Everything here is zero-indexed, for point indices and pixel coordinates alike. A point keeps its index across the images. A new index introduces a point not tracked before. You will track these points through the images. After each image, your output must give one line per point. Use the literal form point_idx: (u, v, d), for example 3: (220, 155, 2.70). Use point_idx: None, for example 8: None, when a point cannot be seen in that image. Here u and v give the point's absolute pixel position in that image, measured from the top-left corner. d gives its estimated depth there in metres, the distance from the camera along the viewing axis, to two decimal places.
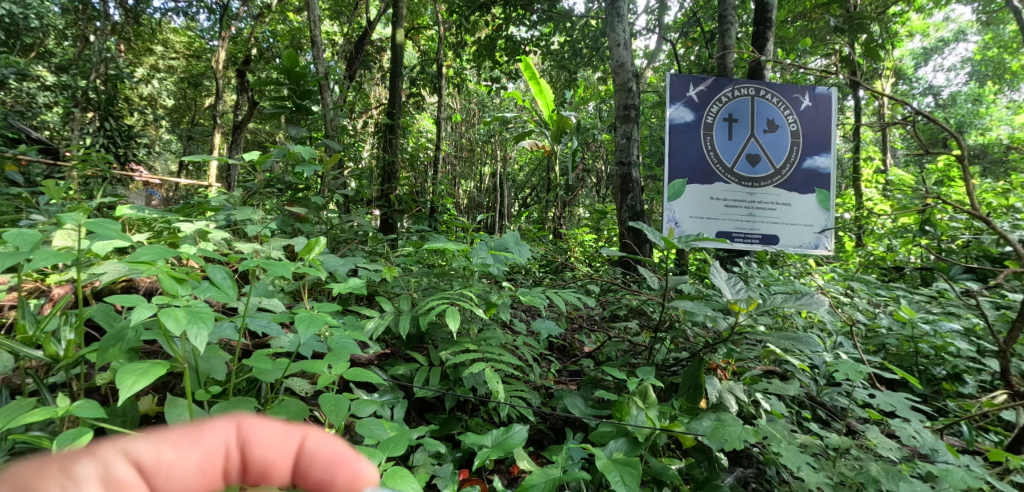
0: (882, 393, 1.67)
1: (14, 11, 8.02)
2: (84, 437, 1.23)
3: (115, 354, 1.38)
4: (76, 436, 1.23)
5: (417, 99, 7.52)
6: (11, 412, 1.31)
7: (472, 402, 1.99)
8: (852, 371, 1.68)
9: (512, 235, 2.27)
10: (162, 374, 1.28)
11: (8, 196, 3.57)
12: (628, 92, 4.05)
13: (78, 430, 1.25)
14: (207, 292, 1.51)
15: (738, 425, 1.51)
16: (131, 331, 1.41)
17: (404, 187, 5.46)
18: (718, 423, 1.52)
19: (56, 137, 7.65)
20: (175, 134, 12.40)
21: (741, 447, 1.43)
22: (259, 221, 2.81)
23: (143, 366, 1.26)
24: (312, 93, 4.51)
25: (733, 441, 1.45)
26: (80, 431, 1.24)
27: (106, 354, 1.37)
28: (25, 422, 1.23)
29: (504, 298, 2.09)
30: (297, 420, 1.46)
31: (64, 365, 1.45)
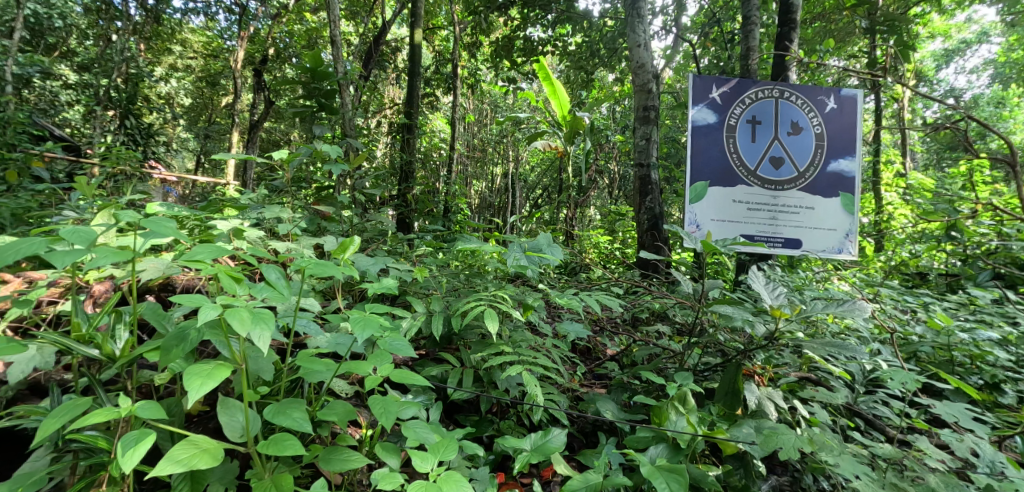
0: (941, 403, 1.71)
1: (38, 11, 8.16)
2: (148, 438, 1.28)
3: (178, 354, 1.40)
4: (140, 439, 1.27)
5: (431, 99, 7.51)
6: (72, 410, 1.34)
7: (503, 405, 2.02)
8: (910, 380, 1.71)
9: (545, 237, 2.27)
10: (226, 375, 1.31)
11: (36, 194, 3.64)
12: (648, 93, 4.01)
13: (141, 431, 1.30)
14: (262, 292, 1.54)
15: (791, 433, 1.55)
16: (192, 332, 1.43)
17: (420, 187, 5.46)
18: (770, 431, 1.55)
19: (79, 135, 7.77)
20: (192, 133, 12.53)
21: (796, 456, 1.46)
22: (288, 220, 2.85)
23: (208, 367, 1.31)
24: (334, 94, 4.54)
25: (788, 451, 1.49)
26: (143, 432, 1.29)
27: (170, 354, 1.39)
28: (92, 422, 1.27)
29: (538, 300, 2.12)
30: (344, 421, 1.48)
31: (122, 363, 1.49)
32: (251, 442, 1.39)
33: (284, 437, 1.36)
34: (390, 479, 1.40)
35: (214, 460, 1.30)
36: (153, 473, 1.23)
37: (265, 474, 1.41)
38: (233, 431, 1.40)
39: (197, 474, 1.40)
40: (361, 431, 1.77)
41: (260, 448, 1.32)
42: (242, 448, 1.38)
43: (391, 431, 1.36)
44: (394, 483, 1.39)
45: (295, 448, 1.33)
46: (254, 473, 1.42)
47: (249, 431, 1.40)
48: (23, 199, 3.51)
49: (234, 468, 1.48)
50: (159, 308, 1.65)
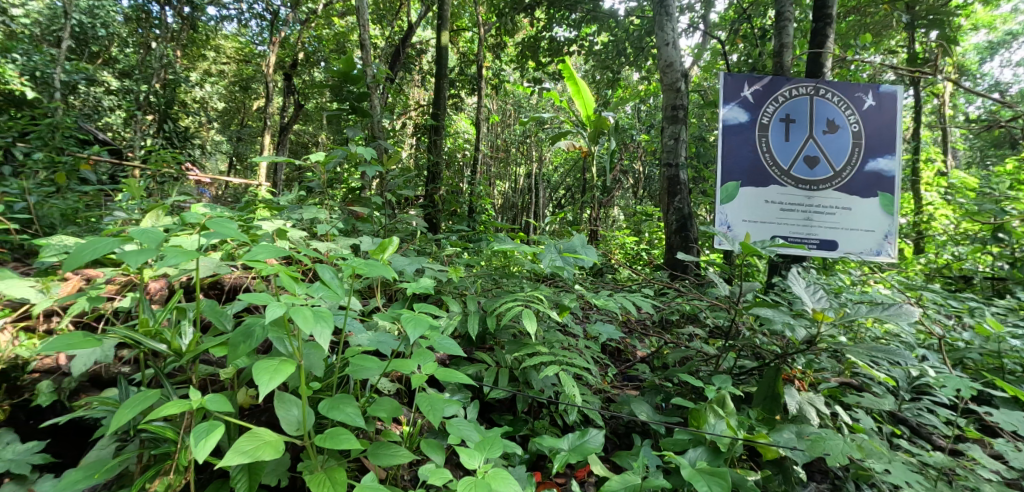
0: (997, 411, 1.67)
1: (84, 20, 8.47)
2: (217, 430, 1.37)
3: (244, 351, 1.50)
4: (210, 430, 1.37)
5: (456, 101, 7.56)
6: (141, 402, 1.46)
7: (538, 405, 2.08)
8: (963, 387, 1.69)
9: (579, 238, 2.29)
10: (290, 371, 1.39)
11: (84, 196, 3.80)
12: (677, 92, 3.95)
13: (211, 423, 1.39)
14: (318, 291, 1.62)
15: (839, 438, 1.57)
16: (257, 329, 1.54)
17: (447, 188, 5.50)
18: (817, 437, 1.58)
19: (120, 140, 8.03)
20: (224, 136, 12.84)
21: (846, 462, 1.49)
22: (325, 221, 2.94)
23: (274, 363, 1.38)
24: (365, 97, 4.62)
25: (838, 456, 1.51)
26: (213, 424, 1.39)
27: (236, 351, 1.49)
28: (166, 413, 1.38)
29: (575, 301, 2.16)
30: (391, 418, 1.58)
31: (188, 358, 1.62)
32: (307, 435, 1.49)
33: (339, 432, 1.44)
34: (440, 474, 1.45)
35: (277, 452, 1.38)
36: (222, 463, 1.31)
37: (318, 467, 1.48)
38: (290, 425, 1.50)
39: (254, 467, 1.51)
40: (401, 427, 1.86)
41: (318, 442, 1.40)
42: (299, 441, 1.48)
43: (437, 427, 1.46)
44: (444, 478, 1.44)
45: (350, 441, 1.42)
46: (307, 465, 1.50)
47: (305, 425, 1.50)
48: (72, 200, 3.68)
49: (285, 460, 1.60)
50: (216, 307, 1.79)
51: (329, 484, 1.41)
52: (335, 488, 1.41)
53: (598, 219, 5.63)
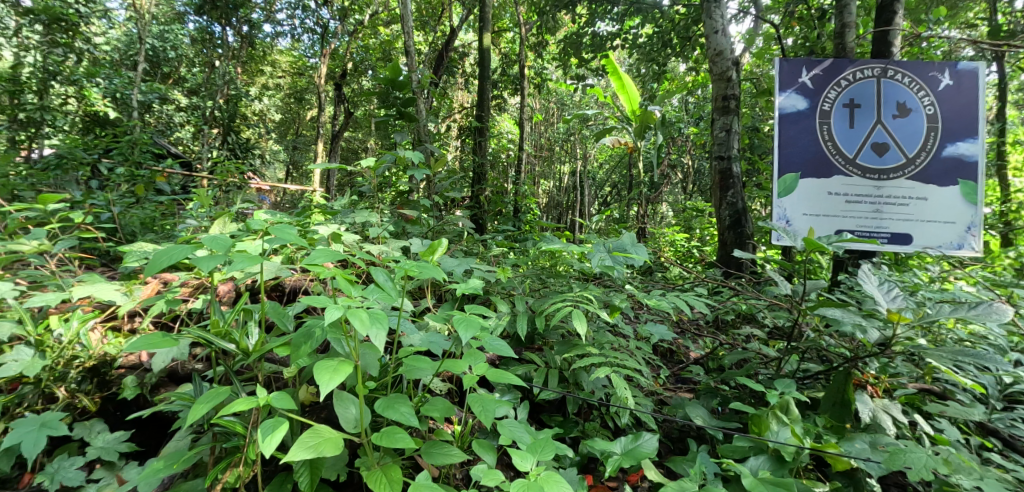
0: None
1: (156, 45, 9.04)
2: (282, 426, 1.40)
3: (306, 351, 1.52)
4: (275, 427, 1.39)
5: (499, 102, 7.56)
6: (214, 398, 1.51)
7: (589, 407, 2.05)
8: None
9: (629, 236, 2.23)
10: (349, 371, 1.39)
11: (157, 206, 4.05)
12: (728, 82, 3.79)
13: (276, 419, 1.42)
14: (373, 293, 1.63)
15: (921, 451, 1.48)
16: (317, 330, 1.56)
17: (493, 188, 5.49)
18: (894, 450, 1.50)
19: (189, 153, 8.50)
20: (280, 145, 13.36)
21: (930, 476, 1.40)
22: (375, 223, 3.00)
23: (334, 363, 1.38)
24: (411, 102, 4.67)
25: (920, 470, 1.42)
26: (277, 421, 1.42)
27: (298, 350, 1.52)
28: (235, 409, 1.42)
29: (625, 301, 2.11)
30: (445, 417, 1.57)
31: (253, 357, 1.67)
32: (364, 433, 1.50)
33: (394, 431, 1.43)
34: (492, 475, 1.43)
35: (337, 448, 1.39)
36: (287, 459, 1.33)
37: (374, 464, 1.49)
38: (349, 422, 1.51)
39: (315, 462, 1.54)
40: (453, 425, 1.85)
41: (374, 440, 1.40)
42: (357, 438, 1.49)
43: (490, 428, 1.44)
44: (496, 479, 1.42)
45: (405, 440, 1.41)
46: (363, 462, 1.51)
47: (362, 422, 1.52)
48: (149, 210, 3.94)
49: (344, 455, 1.62)
50: (281, 308, 1.85)
51: (386, 483, 1.41)
52: (391, 486, 1.40)
53: (647, 216, 5.50)
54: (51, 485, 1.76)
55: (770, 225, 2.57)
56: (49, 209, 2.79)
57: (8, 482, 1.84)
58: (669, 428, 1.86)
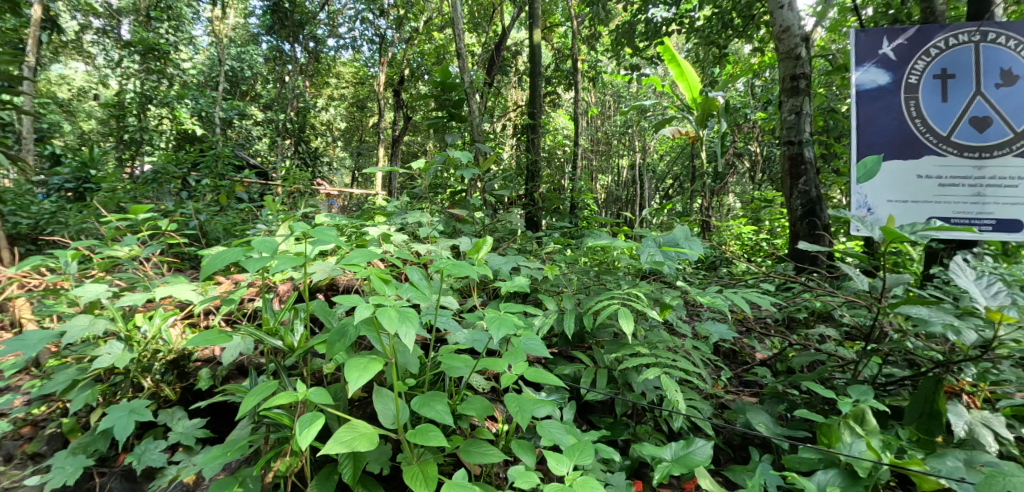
0: None
1: (235, 66, 9.68)
2: (318, 421, 1.39)
3: (341, 348, 1.52)
4: (312, 422, 1.39)
5: (552, 97, 7.46)
6: (265, 390, 1.54)
7: (640, 410, 1.96)
8: None
9: (682, 230, 2.15)
10: (379, 369, 1.37)
11: (234, 212, 4.32)
12: (797, 60, 3.49)
13: (313, 414, 1.42)
14: (407, 292, 1.62)
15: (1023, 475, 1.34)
16: (351, 328, 1.55)
17: (548, 185, 5.39)
18: (991, 473, 1.35)
19: (266, 164, 9.02)
20: (347, 151, 13.90)
21: None
22: (426, 223, 3.01)
23: (364, 360, 1.37)
24: (462, 103, 4.65)
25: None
26: (315, 415, 1.41)
27: (333, 347, 1.51)
28: (276, 403, 1.44)
29: (677, 299, 2.00)
30: (483, 416, 1.53)
31: (298, 353, 1.70)
32: (402, 430, 1.47)
33: (428, 429, 1.41)
34: (527, 477, 1.39)
35: (372, 444, 1.37)
36: (323, 452, 1.33)
37: (414, 460, 1.47)
38: (387, 418, 1.49)
39: (357, 455, 1.53)
40: (498, 424, 1.80)
41: (408, 437, 1.38)
42: (394, 435, 1.47)
43: (525, 429, 1.39)
44: (531, 482, 1.38)
45: (439, 439, 1.38)
46: (403, 458, 1.48)
47: (400, 419, 1.48)
48: (231, 217, 4.22)
49: (388, 450, 1.59)
50: (327, 306, 1.88)
51: (421, 479, 1.38)
52: (427, 484, 1.37)
53: (710, 208, 5.24)
54: (138, 467, 1.92)
55: (844, 213, 2.34)
56: (139, 219, 3.01)
57: (107, 461, 2.06)
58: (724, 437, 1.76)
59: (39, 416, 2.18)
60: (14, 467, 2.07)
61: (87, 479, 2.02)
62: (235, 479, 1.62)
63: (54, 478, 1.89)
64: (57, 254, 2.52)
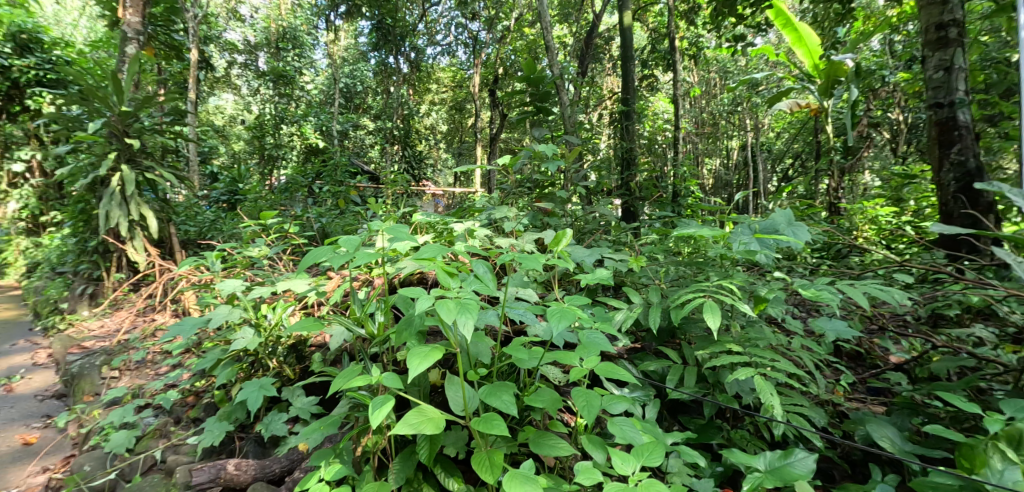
0: None
1: (349, 82, 10.44)
2: (389, 402, 1.42)
3: (409, 336, 1.63)
4: (384, 402, 1.42)
5: (650, 80, 7.05)
6: (350, 375, 1.60)
7: (733, 411, 1.85)
8: None
9: (784, 215, 2.01)
10: (440, 357, 1.40)
11: (349, 214, 4.62)
12: (945, 5, 2.91)
13: (384, 395, 1.45)
14: (472, 285, 1.67)
15: None
16: (417, 318, 1.65)
17: (645, 173, 5.12)
18: None
19: (377, 169, 9.60)
20: (451, 153, 14.37)
21: None
22: (513, 218, 3.00)
23: (426, 349, 1.41)
24: (550, 94, 4.55)
25: None
26: (386, 397, 1.45)
27: (402, 335, 1.63)
28: (352, 385, 1.49)
29: (777, 291, 1.83)
30: (552, 409, 1.53)
31: (378, 341, 1.79)
32: (470, 416, 1.48)
33: (493, 417, 1.42)
34: (589, 473, 1.41)
35: (437, 428, 1.38)
36: (390, 433, 1.35)
37: (482, 447, 1.48)
38: (456, 405, 1.51)
39: (433, 438, 1.55)
40: (574, 418, 1.78)
41: (473, 426, 1.40)
42: (462, 421, 1.48)
43: (592, 426, 1.41)
44: (594, 479, 1.40)
45: (502, 428, 1.38)
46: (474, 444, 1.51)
47: (468, 406, 1.50)
48: (342, 219, 4.53)
49: (464, 435, 1.62)
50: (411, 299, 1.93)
51: (488, 465, 1.41)
52: (491, 471, 1.39)
53: (841, 188, 4.28)
54: (264, 435, 2.10)
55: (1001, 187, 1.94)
56: (267, 224, 3.33)
57: (245, 427, 2.32)
58: (831, 454, 1.71)
59: (201, 388, 2.54)
60: (180, 428, 2.42)
61: (230, 442, 2.27)
62: (333, 451, 1.70)
63: (205, 439, 2.15)
64: (204, 255, 2.87)
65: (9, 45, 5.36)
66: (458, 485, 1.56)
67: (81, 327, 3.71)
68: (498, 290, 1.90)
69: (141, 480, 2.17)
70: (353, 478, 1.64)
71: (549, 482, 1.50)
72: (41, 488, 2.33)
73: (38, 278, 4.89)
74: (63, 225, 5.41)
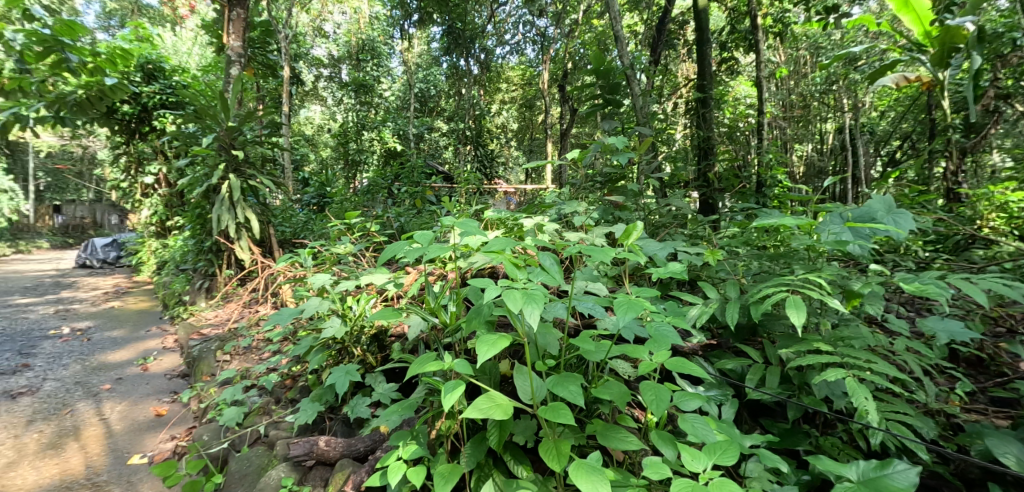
0: None
1: (424, 85, 10.78)
2: (459, 387, 1.48)
3: (478, 324, 1.69)
4: (455, 386, 1.48)
5: (730, 65, 6.69)
6: (424, 361, 1.68)
7: (822, 416, 1.76)
8: None
9: (881, 202, 1.92)
10: (506, 345, 1.45)
11: (425, 213, 4.76)
12: None
13: (455, 380, 1.52)
14: (539, 276, 1.70)
15: None
16: (486, 308, 1.71)
17: (725, 162, 4.88)
18: None
19: (450, 167, 9.83)
20: (522, 149, 14.43)
21: None
22: (584, 212, 2.99)
23: (493, 337, 1.46)
24: (621, 86, 4.46)
25: None
26: (457, 382, 1.51)
27: (471, 324, 1.69)
28: (425, 370, 1.57)
29: (873, 287, 1.72)
30: (621, 403, 1.53)
31: (450, 330, 1.87)
32: (537, 405, 1.51)
33: (559, 407, 1.44)
34: (657, 468, 1.41)
35: (505, 414, 1.42)
36: (460, 416, 1.41)
37: (551, 436, 1.51)
38: (524, 394, 1.54)
39: (503, 425, 1.59)
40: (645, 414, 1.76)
41: (540, 414, 1.44)
42: (530, 409, 1.52)
43: (660, 421, 1.40)
44: (662, 474, 1.39)
45: (568, 417, 1.41)
46: (543, 433, 1.55)
47: (536, 395, 1.53)
48: (419, 216, 4.69)
49: (533, 424, 1.64)
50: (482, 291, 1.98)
51: (554, 453, 1.44)
52: (558, 459, 1.43)
53: (962, 172, 3.54)
54: (350, 417, 2.24)
55: None
56: (352, 222, 3.53)
57: (334, 409, 2.49)
58: (941, 471, 1.61)
59: (296, 372, 2.76)
60: (279, 407, 2.64)
61: (321, 421, 2.46)
62: (410, 433, 1.78)
63: (300, 417, 2.33)
64: (298, 251, 3.10)
65: (140, 75, 5.99)
66: (528, 473, 1.60)
67: (199, 316, 4.13)
68: (568, 284, 1.91)
69: (248, 450, 2.40)
70: (430, 459, 1.73)
71: (618, 476, 1.51)
72: (170, 453, 2.65)
73: (166, 274, 5.50)
74: (184, 228, 6.03)
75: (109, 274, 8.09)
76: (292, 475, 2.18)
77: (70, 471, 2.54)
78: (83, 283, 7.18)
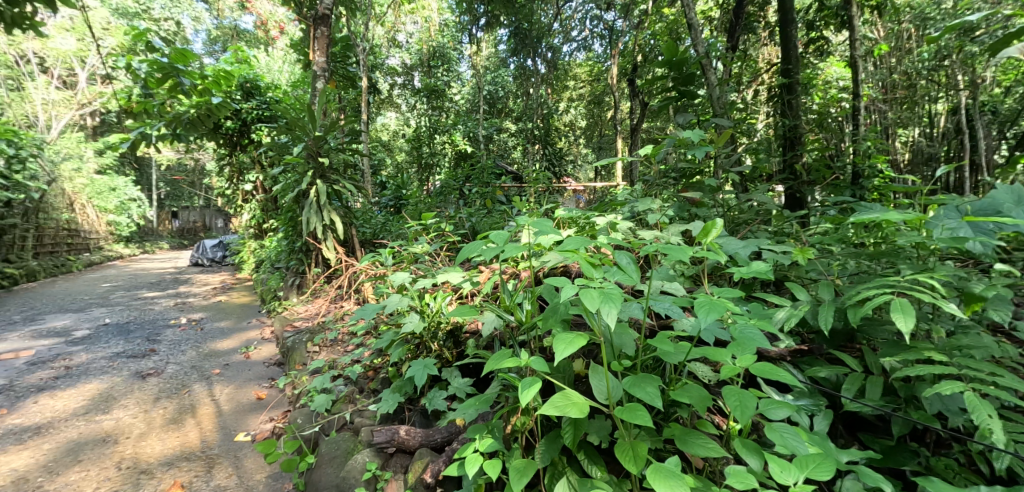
0: None
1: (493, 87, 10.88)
2: (536, 384, 1.50)
3: (554, 323, 1.70)
4: (532, 383, 1.50)
5: (818, 46, 6.23)
6: (501, 357, 1.70)
7: (932, 434, 1.62)
8: None
9: (1007, 193, 1.77)
10: (583, 344, 1.45)
11: (495, 213, 4.81)
12: None
13: (532, 377, 1.53)
14: (614, 276, 1.68)
15: None
16: (562, 306, 1.71)
17: (813, 152, 4.54)
18: None
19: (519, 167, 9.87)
20: (592, 147, 14.22)
21: None
22: (657, 209, 2.91)
23: (570, 335, 1.47)
24: (696, 76, 4.28)
25: None
26: (534, 379, 1.53)
27: (548, 322, 1.70)
28: (503, 366, 1.60)
29: (996, 289, 1.56)
30: (701, 407, 1.48)
31: (526, 327, 1.89)
32: (613, 406, 1.50)
33: (636, 408, 1.42)
34: (741, 477, 1.36)
35: (582, 412, 1.42)
36: (538, 412, 1.43)
37: (627, 438, 1.49)
38: (600, 394, 1.53)
39: (578, 423, 1.59)
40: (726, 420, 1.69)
41: (616, 413, 1.42)
42: (606, 409, 1.50)
43: (744, 427, 1.35)
44: (746, 483, 1.34)
45: (646, 419, 1.39)
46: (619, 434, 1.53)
47: (612, 395, 1.51)
48: (489, 217, 4.74)
49: (608, 424, 1.63)
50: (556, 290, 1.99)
51: (631, 454, 1.42)
52: (635, 461, 1.41)
53: None
54: (428, 408, 2.31)
55: None
56: (427, 224, 3.64)
57: (413, 401, 2.58)
58: None
59: (378, 365, 2.89)
60: (363, 396, 2.79)
61: (401, 412, 2.57)
62: (485, 427, 1.80)
63: (382, 406, 2.43)
64: (379, 251, 3.25)
65: (240, 93, 6.55)
66: (603, 473, 1.59)
67: (292, 311, 4.43)
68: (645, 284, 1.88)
69: (336, 434, 2.54)
70: (505, 453, 1.75)
71: (698, 483, 1.46)
72: (270, 433, 2.88)
73: (263, 272, 5.95)
74: (278, 230, 6.50)
75: (216, 272, 8.87)
76: (376, 460, 2.29)
77: (188, 444, 2.81)
78: (195, 280, 7.93)
